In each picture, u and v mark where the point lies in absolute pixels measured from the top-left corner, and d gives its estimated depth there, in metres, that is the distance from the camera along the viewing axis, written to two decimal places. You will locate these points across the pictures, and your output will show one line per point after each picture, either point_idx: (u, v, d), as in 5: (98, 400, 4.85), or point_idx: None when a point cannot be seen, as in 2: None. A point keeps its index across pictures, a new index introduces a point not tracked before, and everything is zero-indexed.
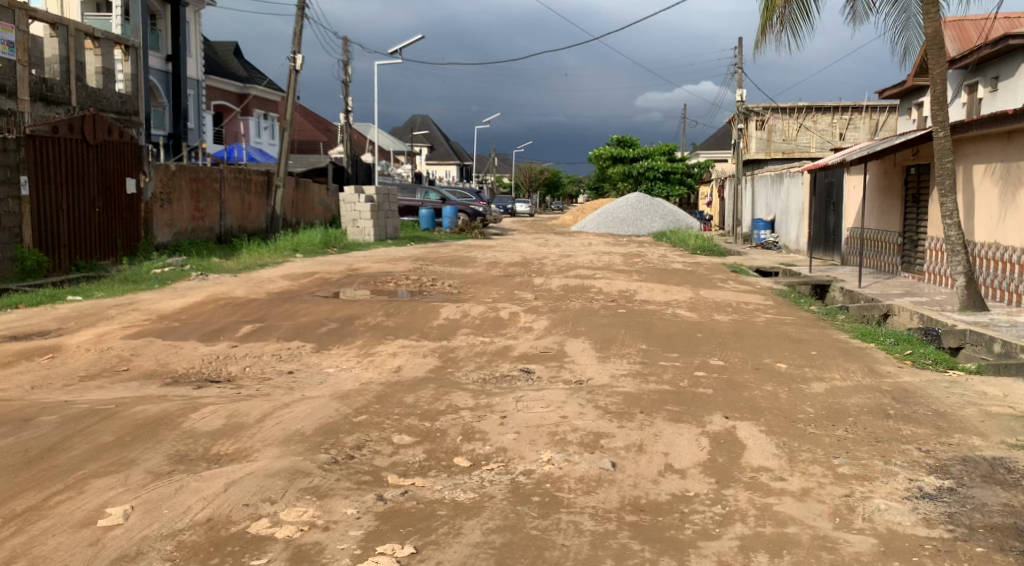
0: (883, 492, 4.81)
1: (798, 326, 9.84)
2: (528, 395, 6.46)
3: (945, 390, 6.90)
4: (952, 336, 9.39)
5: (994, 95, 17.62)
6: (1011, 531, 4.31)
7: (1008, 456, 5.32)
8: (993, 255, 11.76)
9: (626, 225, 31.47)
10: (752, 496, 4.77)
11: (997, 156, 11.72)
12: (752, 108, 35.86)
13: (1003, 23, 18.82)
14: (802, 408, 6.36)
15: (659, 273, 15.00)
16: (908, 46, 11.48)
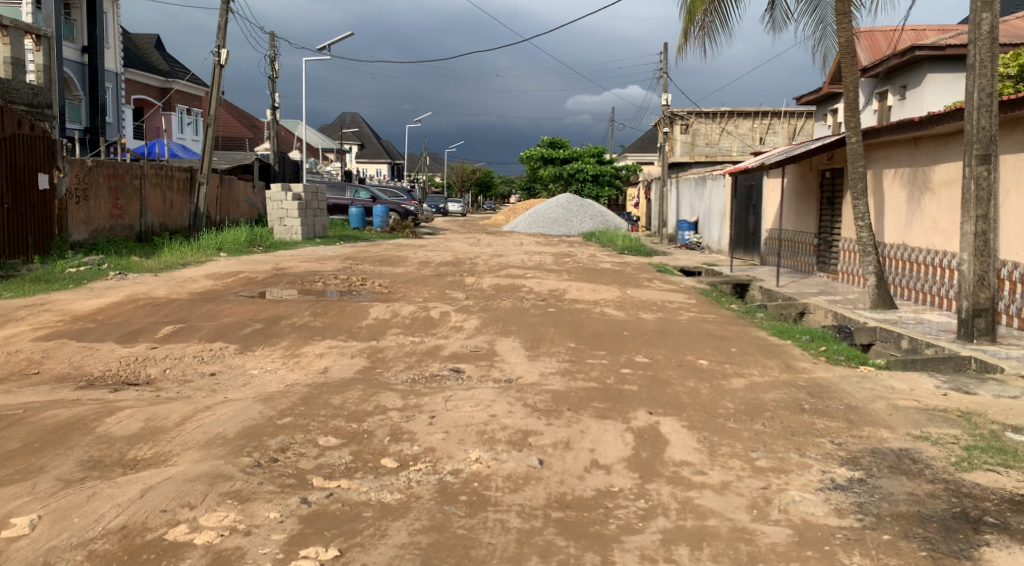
0: (797, 484, 4.99)
1: (719, 324, 10.11)
2: (457, 395, 6.49)
3: (857, 384, 7.19)
4: (863, 333, 9.78)
5: (902, 103, 18.37)
6: (915, 518, 4.52)
7: (913, 447, 5.57)
8: (902, 256, 12.28)
9: (557, 225, 31.74)
10: (674, 490, 4.90)
11: (905, 161, 12.24)
12: (676, 112, 36.57)
13: (910, 35, 19.65)
14: (722, 403, 6.55)
15: (589, 273, 15.17)
16: (824, 55, 11.89)
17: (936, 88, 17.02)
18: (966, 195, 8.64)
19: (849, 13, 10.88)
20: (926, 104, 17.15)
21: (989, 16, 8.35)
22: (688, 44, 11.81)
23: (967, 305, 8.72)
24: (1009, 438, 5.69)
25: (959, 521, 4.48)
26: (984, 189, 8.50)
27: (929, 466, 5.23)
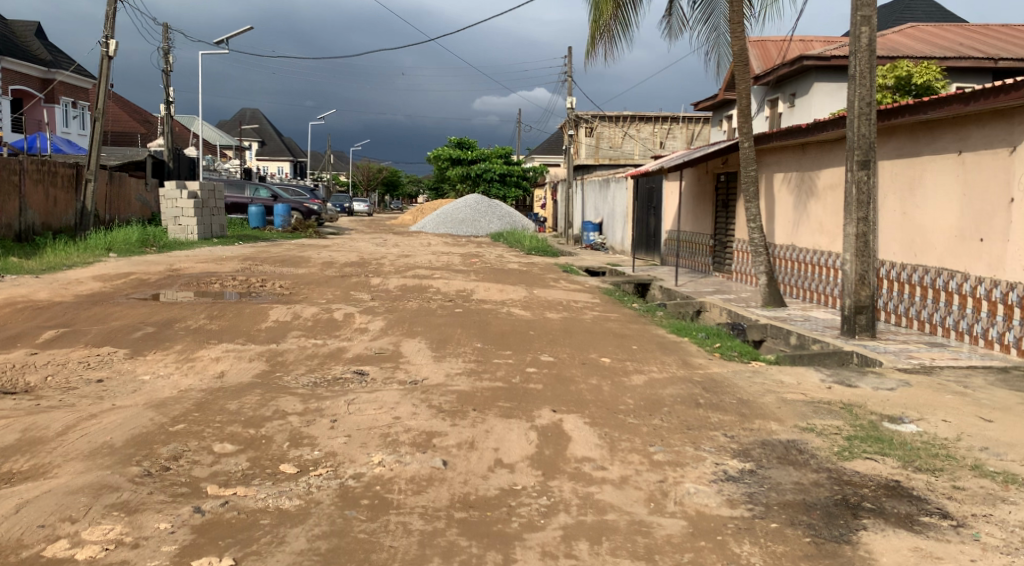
0: (693, 477, 5.15)
1: (621, 322, 10.34)
2: (360, 397, 6.42)
3: (749, 379, 7.49)
4: (755, 330, 10.22)
5: (791, 111, 19.16)
6: (801, 506, 4.74)
7: (800, 438, 5.84)
8: (791, 256, 12.83)
9: (464, 226, 31.75)
10: (575, 486, 4.98)
11: (793, 166, 12.79)
12: (582, 116, 36.81)
13: (798, 46, 20.52)
14: (623, 400, 6.70)
15: (495, 273, 15.24)
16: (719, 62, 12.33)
17: (822, 97, 17.84)
18: (848, 199, 9.10)
19: (742, 22, 11.27)
20: (813, 112, 17.94)
21: (868, 30, 8.83)
22: (592, 50, 12.01)
23: (849, 302, 9.18)
24: (886, 427, 6.03)
25: (840, 507, 4.72)
26: (864, 193, 8.97)
27: (814, 456, 5.49)
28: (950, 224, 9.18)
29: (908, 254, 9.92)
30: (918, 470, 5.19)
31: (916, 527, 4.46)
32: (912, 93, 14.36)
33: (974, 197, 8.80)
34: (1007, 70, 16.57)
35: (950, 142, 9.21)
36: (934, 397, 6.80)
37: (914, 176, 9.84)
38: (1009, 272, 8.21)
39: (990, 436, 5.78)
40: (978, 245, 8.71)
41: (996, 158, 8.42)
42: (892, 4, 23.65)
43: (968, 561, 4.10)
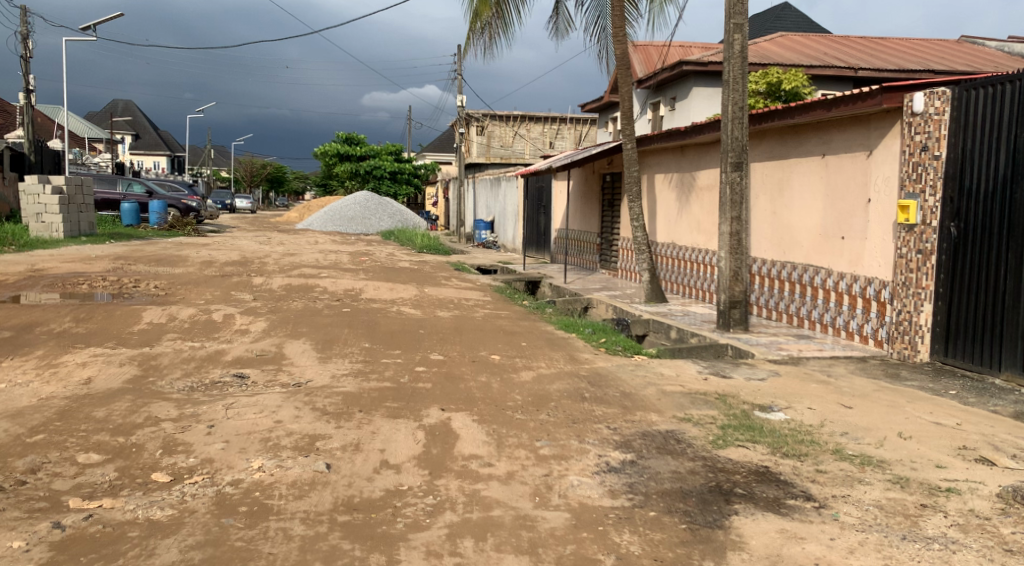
0: (576, 469, 5.24)
1: (511, 320, 10.41)
2: (240, 401, 6.23)
3: (632, 372, 7.72)
4: (638, 325, 10.51)
5: (672, 114, 19.78)
6: (678, 494, 4.90)
7: (678, 428, 6.04)
8: (672, 253, 13.24)
9: (353, 224, 31.23)
10: (462, 484, 4.99)
11: (673, 167, 13.21)
12: (472, 114, 37.04)
13: (678, 51, 21.22)
14: (511, 396, 6.76)
15: (384, 271, 15.09)
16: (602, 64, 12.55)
17: (700, 100, 18.50)
18: (723, 199, 9.47)
19: (624, 26, 11.56)
20: (692, 115, 18.57)
21: (740, 37, 9.20)
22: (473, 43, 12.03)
23: (724, 297, 9.56)
24: (757, 416, 6.32)
25: (714, 493, 4.91)
26: (737, 193, 9.35)
27: (690, 445, 5.68)
28: (814, 223, 9.69)
29: (778, 251, 10.41)
30: (785, 456, 5.46)
31: (783, 510, 4.68)
32: (782, 99, 15.08)
33: (836, 197, 9.31)
34: (866, 78, 17.63)
35: (814, 146, 9.71)
36: (802, 386, 7.17)
37: (783, 178, 10.33)
38: (867, 269, 8.72)
39: (850, 421, 6.14)
40: (840, 243, 9.22)
41: (855, 161, 8.92)
42: (764, 14, 24.76)
43: (829, 540, 4.33)
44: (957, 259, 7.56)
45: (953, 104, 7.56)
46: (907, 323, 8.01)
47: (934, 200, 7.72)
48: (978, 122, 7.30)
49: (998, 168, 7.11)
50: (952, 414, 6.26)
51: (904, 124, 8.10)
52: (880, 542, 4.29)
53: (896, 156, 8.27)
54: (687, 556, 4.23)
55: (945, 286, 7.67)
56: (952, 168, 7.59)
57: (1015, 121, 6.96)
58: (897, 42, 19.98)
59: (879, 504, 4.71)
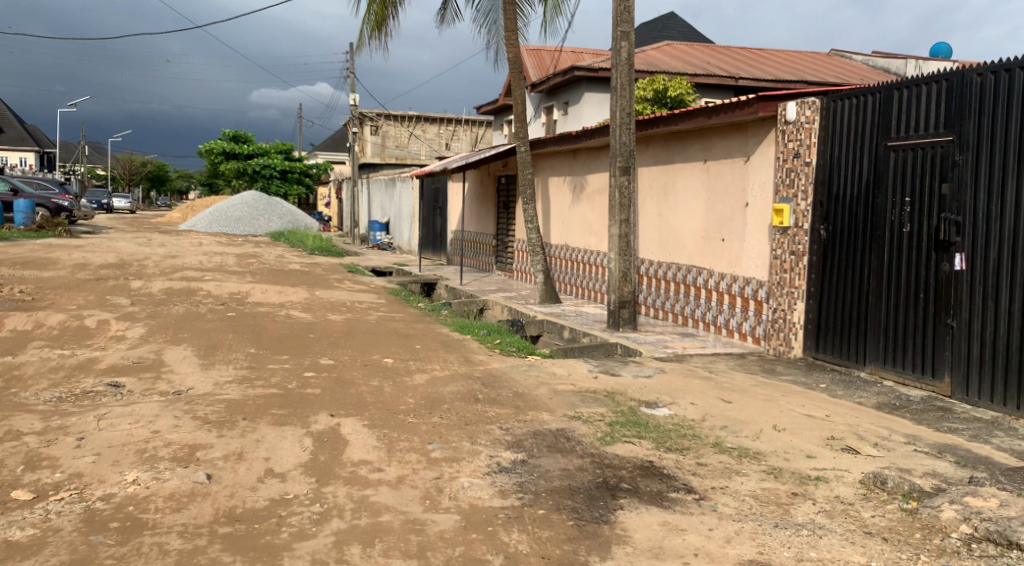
0: (467, 471, 5.25)
1: (405, 322, 10.33)
2: (113, 412, 5.94)
3: (525, 372, 7.79)
4: (533, 325, 10.63)
5: (564, 117, 20.07)
6: (567, 491, 4.97)
7: (568, 426, 6.12)
8: (565, 255, 13.44)
9: (241, 224, 30.28)
10: (350, 490, 4.89)
11: (566, 170, 13.40)
12: (365, 114, 36.54)
13: (569, 57, 21.52)
14: (403, 400, 6.69)
15: (273, 274, 14.71)
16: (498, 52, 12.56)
17: (592, 106, 18.83)
18: (612, 201, 9.67)
19: (515, 31, 11.66)
20: (584, 120, 18.88)
21: (627, 44, 9.42)
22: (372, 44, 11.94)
23: (614, 298, 9.77)
24: (643, 412, 6.48)
25: (601, 489, 5.00)
26: (625, 197, 9.56)
27: (580, 442, 5.78)
28: (697, 226, 10.01)
29: (664, 253, 10.72)
30: (669, 450, 5.62)
31: (665, 503, 4.81)
32: (668, 106, 15.50)
33: (716, 201, 9.65)
34: (745, 87, 18.35)
35: (696, 151, 10.04)
36: (685, 382, 7.40)
37: (668, 182, 10.64)
38: (745, 269, 9.09)
39: (730, 415, 6.37)
40: (720, 245, 9.57)
41: (734, 166, 9.27)
42: (651, 22, 25.45)
43: (707, 530, 4.48)
44: (826, 260, 7.96)
45: (821, 113, 7.99)
46: (782, 320, 8.40)
47: (806, 204, 8.12)
48: (845, 131, 7.70)
49: (862, 175, 7.51)
50: (823, 406, 6.59)
51: (778, 132, 8.47)
52: (755, 531, 4.46)
53: (771, 162, 8.65)
54: (574, 552, 4.28)
55: (817, 285, 8.07)
56: (821, 174, 8.00)
57: (876, 131, 7.36)
58: (774, 54, 20.88)
59: (754, 494, 4.91)
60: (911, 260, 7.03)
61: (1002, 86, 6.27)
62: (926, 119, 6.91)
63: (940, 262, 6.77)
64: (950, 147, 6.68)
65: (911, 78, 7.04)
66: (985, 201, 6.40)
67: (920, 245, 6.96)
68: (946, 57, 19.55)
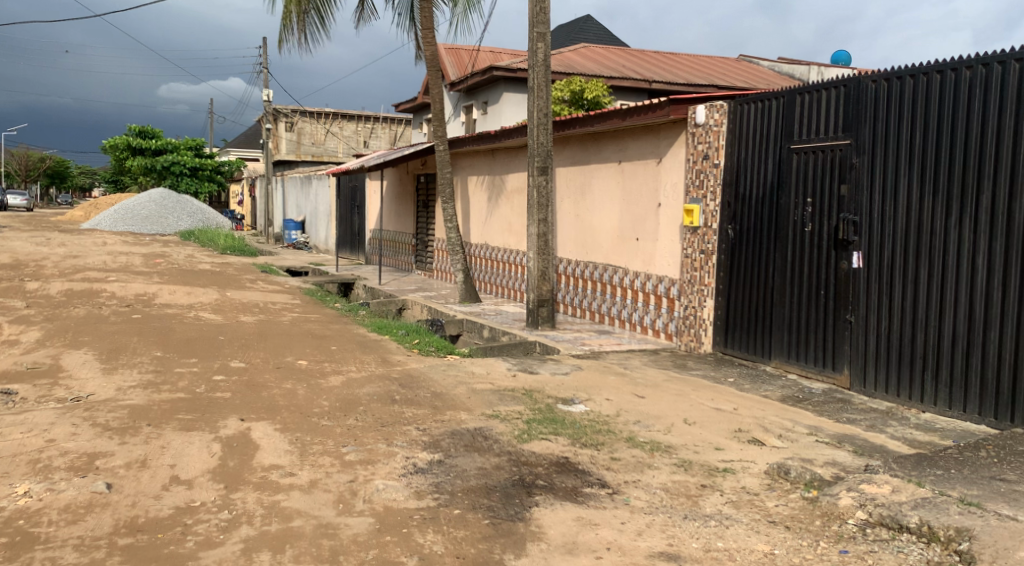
0: (382, 473, 5.19)
1: (321, 323, 10.16)
2: (5, 421, 5.66)
3: (443, 372, 7.76)
4: (452, 325, 10.62)
5: (483, 117, 20.07)
6: (483, 490, 4.97)
7: (486, 425, 6.13)
8: (485, 254, 13.47)
9: (148, 223, 29.26)
10: (260, 496, 4.79)
11: (484, 170, 13.44)
12: (280, 110, 35.78)
13: (488, 56, 21.54)
14: (317, 402, 6.58)
15: (181, 274, 14.26)
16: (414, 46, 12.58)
17: (510, 106, 18.90)
18: (530, 201, 9.71)
19: (432, 29, 11.60)
20: (503, 120, 18.94)
21: (543, 46, 9.48)
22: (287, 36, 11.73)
23: (532, 296, 9.84)
24: (560, 409, 6.54)
25: (517, 487, 5.02)
26: (543, 197, 9.62)
27: (497, 441, 5.79)
28: (612, 226, 10.17)
29: (582, 252, 10.86)
30: (584, 446, 5.69)
31: (579, 498, 4.87)
32: (585, 107, 15.69)
33: (630, 201, 9.82)
34: (659, 90, 18.72)
35: (611, 152, 10.18)
36: (601, 378, 7.51)
37: (584, 183, 10.79)
38: (658, 268, 9.28)
39: (644, 410, 6.48)
40: (635, 244, 9.74)
41: (647, 168, 9.45)
42: (569, 24, 25.70)
43: (619, 524, 4.55)
44: (734, 258, 8.19)
45: (729, 117, 8.22)
46: (693, 317, 8.61)
47: (714, 204, 8.36)
48: (751, 134, 7.95)
49: (767, 176, 7.75)
50: (731, 399, 6.78)
51: (689, 134, 8.69)
52: (665, 523, 4.55)
53: (682, 163, 8.85)
54: (488, 551, 4.28)
55: (724, 283, 8.31)
56: (728, 176, 8.23)
57: (780, 134, 7.61)
58: (686, 58, 21.38)
59: (665, 487, 5.01)
60: (813, 259, 7.29)
61: (895, 92, 6.55)
62: (826, 123, 7.18)
63: (839, 260, 7.03)
64: (848, 150, 6.95)
65: (811, 84, 7.30)
66: (880, 202, 6.68)
67: (820, 244, 7.22)
68: (846, 64, 20.41)
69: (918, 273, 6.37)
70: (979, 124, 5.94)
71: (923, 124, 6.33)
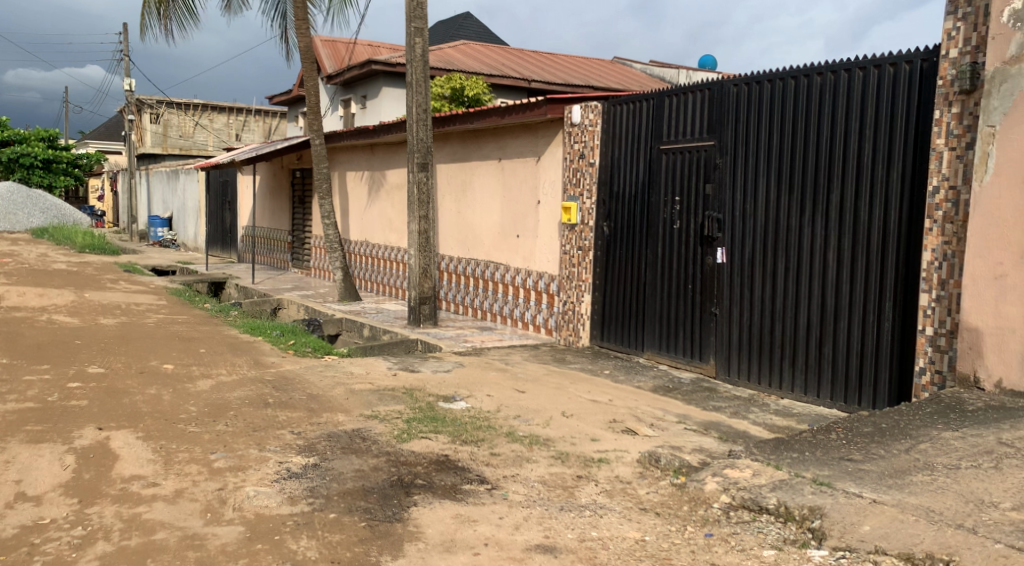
0: (253, 480, 5.01)
1: (190, 324, 9.74)
2: None
3: (320, 373, 7.58)
4: (331, 324, 10.40)
5: (362, 111, 19.73)
6: (360, 493, 4.88)
7: (364, 426, 6.02)
8: (365, 252, 13.27)
9: None
10: (119, 509, 4.53)
11: (363, 165, 13.21)
12: (144, 101, 34.10)
13: (366, 49, 21.17)
14: (184, 408, 6.30)
15: (33, 275, 13.37)
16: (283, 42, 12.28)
17: (390, 101, 18.67)
18: (410, 197, 9.61)
19: (305, 21, 11.29)
20: (382, 115, 18.71)
21: (421, 41, 9.38)
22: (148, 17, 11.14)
23: (414, 294, 9.75)
24: (440, 407, 6.51)
25: (395, 487, 4.96)
26: (424, 193, 9.54)
27: (375, 442, 5.70)
28: (493, 222, 10.20)
29: (463, 248, 10.86)
30: (464, 443, 5.67)
31: (458, 496, 4.85)
32: (465, 105, 15.69)
33: (510, 198, 9.87)
34: (538, 89, 18.93)
35: (491, 150, 10.20)
36: (482, 374, 7.53)
37: (464, 180, 10.77)
38: (538, 265, 9.37)
39: (523, 405, 6.53)
40: (515, 241, 9.81)
41: (526, 165, 9.52)
42: (448, 20, 25.63)
43: (497, 519, 4.55)
44: (609, 255, 8.38)
45: (603, 117, 8.39)
46: (572, 312, 8.76)
47: (590, 202, 8.52)
48: (624, 134, 8.15)
49: (639, 175, 7.96)
50: (607, 391, 6.92)
51: (565, 133, 8.82)
52: (541, 516, 4.60)
53: (560, 162, 8.97)
54: (364, 554, 4.19)
55: (601, 278, 8.51)
56: (604, 175, 8.41)
57: (650, 135, 7.83)
58: (563, 58, 21.74)
59: (543, 480, 5.06)
60: (681, 255, 7.54)
61: (755, 96, 6.84)
62: (692, 125, 7.43)
63: (705, 256, 7.30)
64: (712, 151, 7.21)
65: (679, 87, 7.55)
66: (742, 200, 6.97)
67: (688, 240, 7.47)
68: (712, 68, 21.30)
69: (776, 267, 6.69)
70: (829, 127, 6.28)
71: (780, 127, 6.64)
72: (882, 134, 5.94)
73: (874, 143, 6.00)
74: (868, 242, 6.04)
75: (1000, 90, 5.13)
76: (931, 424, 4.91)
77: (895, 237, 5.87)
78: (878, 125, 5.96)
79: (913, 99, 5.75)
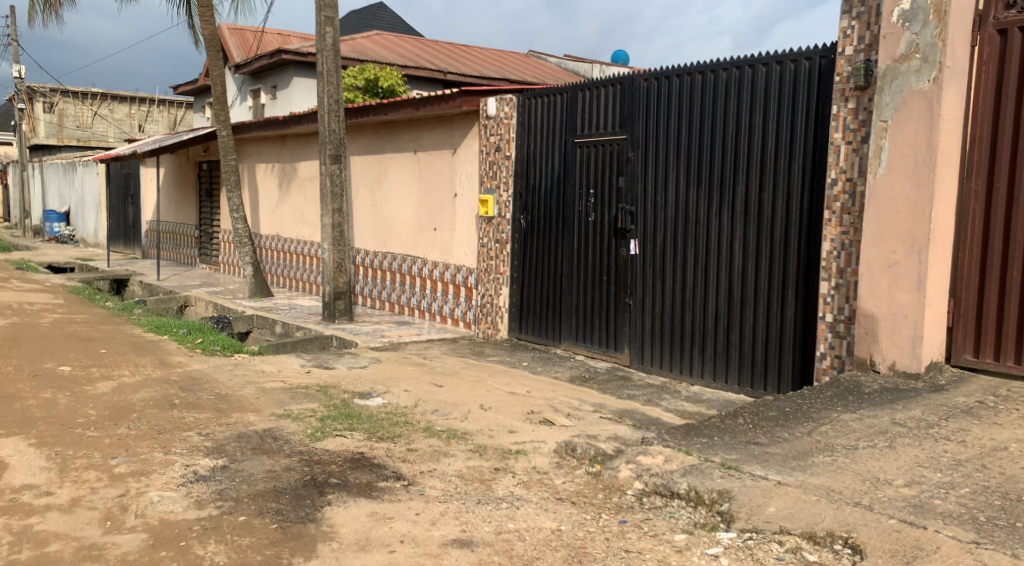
0: (158, 484, 4.81)
1: (89, 324, 9.29)
2: None
3: (229, 372, 7.34)
4: (241, 322, 10.10)
5: (272, 102, 19.24)
6: (271, 494, 4.74)
7: (275, 426, 5.85)
8: (277, 246, 12.94)
9: None
10: (9, 521, 4.28)
11: (274, 157, 12.87)
12: (35, 88, 32.33)
13: (275, 39, 20.64)
14: (83, 412, 6.00)
15: None
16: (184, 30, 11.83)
17: (300, 91, 18.26)
18: (323, 190, 9.40)
19: (209, 8, 10.91)
20: (293, 105, 18.27)
21: (331, 30, 9.16)
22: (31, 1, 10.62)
23: (329, 289, 9.56)
24: (356, 403, 6.38)
25: (308, 487, 4.83)
26: (337, 185, 9.35)
27: (287, 442, 5.54)
28: (409, 215, 10.08)
29: (379, 242, 10.70)
30: (380, 440, 5.57)
31: (373, 493, 4.76)
32: (380, 95, 15.46)
33: (427, 191, 9.77)
34: (453, 82, 18.82)
35: (406, 142, 10.06)
36: (399, 369, 7.44)
37: (379, 172, 10.60)
38: (456, 258, 9.30)
39: (440, 399, 6.47)
40: (432, 234, 9.70)
41: (442, 157, 9.43)
42: (360, 11, 25.22)
43: (414, 515, 4.48)
44: (526, 246, 8.38)
45: (519, 110, 8.38)
46: (490, 305, 8.75)
47: (506, 195, 8.50)
48: (539, 127, 8.15)
49: (555, 167, 7.98)
50: (524, 383, 6.91)
51: (481, 125, 8.77)
52: (458, 510, 4.55)
53: (476, 155, 8.91)
54: (275, 556, 4.06)
55: (518, 271, 8.51)
56: (520, 168, 8.39)
57: (564, 128, 7.85)
58: (478, 50, 21.64)
59: (460, 473, 5.01)
60: (594, 247, 7.60)
61: (664, 90, 6.92)
62: (604, 118, 7.48)
63: (618, 248, 7.36)
64: (624, 145, 7.28)
65: (591, 80, 7.58)
66: (653, 193, 7.05)
67: (601, 232, 7.53)
68: (624, 62, 21.57)
69: (685, 257, 6.79)
70: (734, 121, 6.40)
71: (688, 122, 6.74)
72: (783, 128, 6.08)
73: (776, 137, 6.13)
74: (771, 233, 6.19)
75: (891, 86, 5.31)
76: (831, 407, 5.06)
77: (796, 228, 6.02)
78: (780, 120, 6.10)
79: (813, 94, 5.90)
